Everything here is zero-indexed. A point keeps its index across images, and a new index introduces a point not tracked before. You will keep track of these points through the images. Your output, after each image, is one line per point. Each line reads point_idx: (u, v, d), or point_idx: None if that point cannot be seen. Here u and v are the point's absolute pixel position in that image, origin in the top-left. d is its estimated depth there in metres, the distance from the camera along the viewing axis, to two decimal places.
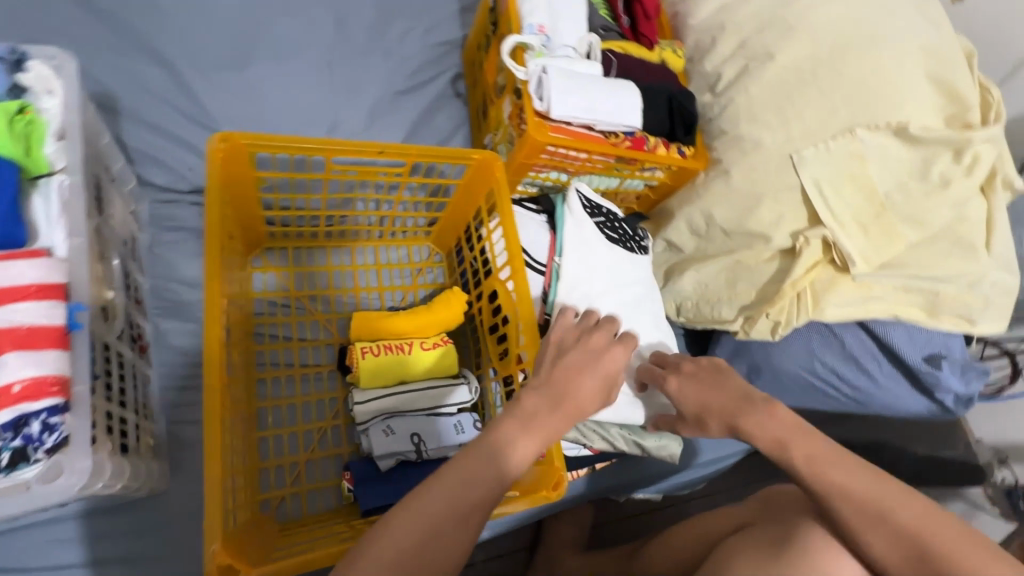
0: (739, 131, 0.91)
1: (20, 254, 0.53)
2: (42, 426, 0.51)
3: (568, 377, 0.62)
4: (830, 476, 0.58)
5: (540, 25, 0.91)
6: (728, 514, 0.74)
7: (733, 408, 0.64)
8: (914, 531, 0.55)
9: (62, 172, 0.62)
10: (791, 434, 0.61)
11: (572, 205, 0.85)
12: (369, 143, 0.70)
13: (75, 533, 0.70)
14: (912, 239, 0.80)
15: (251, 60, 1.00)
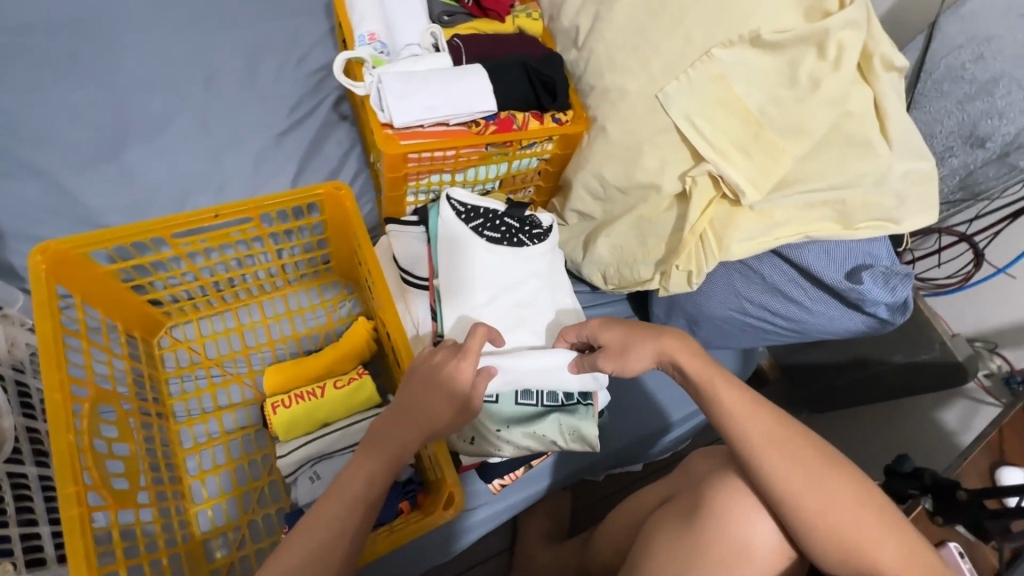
0: (605, 82, 0.86)
1: None
2: None
3: (415, 397, 0.64)
4: (742, 408, 0.62)
5: (371, 33, 0.88)
6: (657, 486, 0.76)
7: (654, 333, 0.69)
8: (810, 491, 0.58)
9: None
10: (701, 371, 0.66)
11: (445, 216, 0.84)
12: (201, 211, 0.71)
13: None
14: (798, 152, 0.73)
15: (124, 144, 1.01)
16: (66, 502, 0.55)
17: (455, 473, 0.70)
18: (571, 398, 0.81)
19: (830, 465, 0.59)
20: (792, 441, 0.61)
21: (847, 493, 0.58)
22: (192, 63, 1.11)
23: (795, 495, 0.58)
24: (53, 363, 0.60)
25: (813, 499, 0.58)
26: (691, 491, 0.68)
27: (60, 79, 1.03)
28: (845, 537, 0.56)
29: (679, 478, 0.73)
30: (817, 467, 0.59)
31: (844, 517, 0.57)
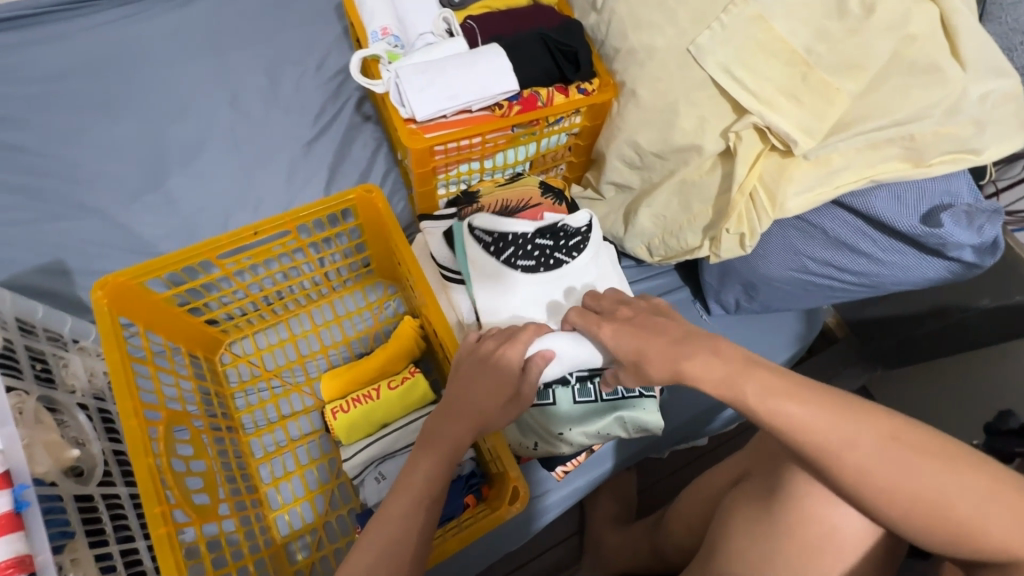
0: (630, 43, 0.81)
1: None
2: None
3: (465, 383, 0.65)
4: (801, 411, 0.51)
5: (383, 28, 0.85)
6: (726, 464, 0.73)
7: (674, 350, 0.57)
8: (902, 475, 0.48)
9: None
10: (738, 371, 0.54)
11: (473, 252, 0.81)
12: (241, 230, 0.73)
13: None
14: (854, 88, 0.66)
15: (167, 174, 1.05)
16: (154, 522, 0.58)
17: (517, 466, 0.70)
18: (631, 390, 0.77)
19: (919, 454, 0.49)
20: (864, 435, 0.50)
21: (955, 480, 0.48)
22: (218, 86, 1.14)
23: (878, 500, 0.49)
24: (126, 393, 0.64)
25: (906, 503, 0.48)
26: (766, 470, 0.65)
27: (103, 119, 1.08)
28: (955, 523, 0.47)
29: (752, 456, 0.70)
30: (903, 465, 0.48)
31: (952, 506, 0.47)
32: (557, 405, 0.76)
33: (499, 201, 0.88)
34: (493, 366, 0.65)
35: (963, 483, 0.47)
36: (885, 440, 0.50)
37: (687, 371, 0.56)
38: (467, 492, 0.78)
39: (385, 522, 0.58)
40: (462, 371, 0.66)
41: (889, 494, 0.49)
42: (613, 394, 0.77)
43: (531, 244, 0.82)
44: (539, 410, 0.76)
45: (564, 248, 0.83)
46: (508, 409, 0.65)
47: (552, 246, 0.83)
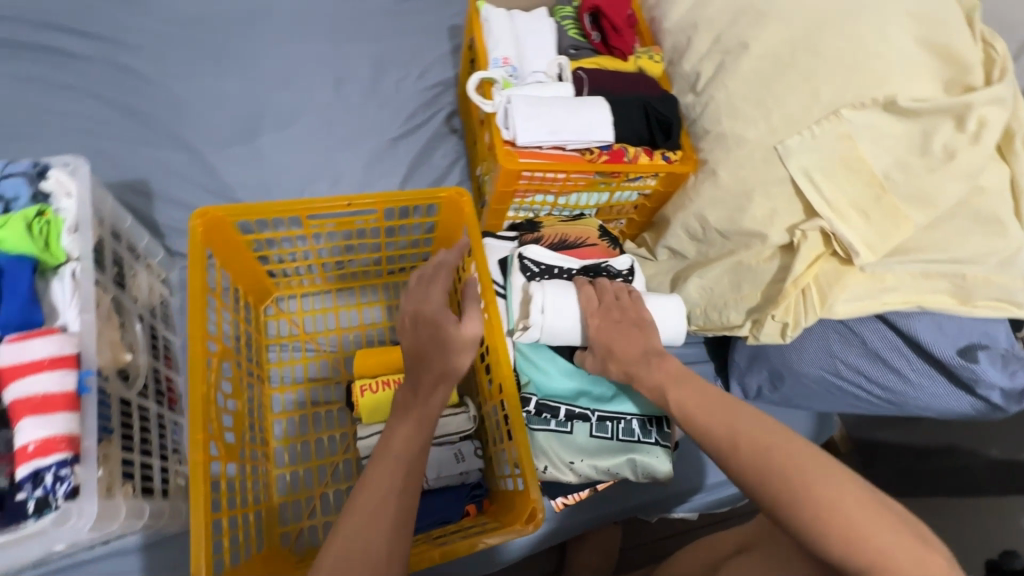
0: (722, 127, 0.88)
1: (38, 338, 0.56)
2: (53, 477, 0.52)
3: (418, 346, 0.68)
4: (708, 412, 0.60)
5: (505, 57, 0.94)
6: (729, 533, 0.73)
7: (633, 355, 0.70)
8: (765, 464, 0.53)
9: (77, 259, 0.63)
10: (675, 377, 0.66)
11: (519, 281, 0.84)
12: (336, 199, 0.77)
13: (137, 564, 0.77)
14: (922, 221, 0.72)
15: (261, 131, 1.12)
16: (195, 447, 0.61)
17: (538, 488, 0.67)
18: (648, 435, 0.79)
19: (787, 454, 0.53)
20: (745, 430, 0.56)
21: (822, 481, 0.50)
22: (328, 68, 1.22)
23: (752, 478, 0.53)
24: (197, 319, 0.67)
25: (775, 483, 0.52)
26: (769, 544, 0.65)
27: (217, 65, 1.15)
28: (818, 517, 0.48)
29: (753, 529, 0.69)
30: (780, 453, 0.53)
31: (815, 502, 0.49)
32: (573, 435, 0.78)
33: (559, 233, 0.92)
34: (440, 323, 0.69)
35: (830, 482, 0.50)
36: (762, 441, 0.55)
37: (628, 366, 0.70)
38: (470, 502, 0.82)
39: (368, 491, 0.56)
40: (411, 336, 0.70)
41: (772, 481, 0.52)
42: (631, 436, 0.79)
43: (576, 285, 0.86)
44: (555, 435, 0.78)
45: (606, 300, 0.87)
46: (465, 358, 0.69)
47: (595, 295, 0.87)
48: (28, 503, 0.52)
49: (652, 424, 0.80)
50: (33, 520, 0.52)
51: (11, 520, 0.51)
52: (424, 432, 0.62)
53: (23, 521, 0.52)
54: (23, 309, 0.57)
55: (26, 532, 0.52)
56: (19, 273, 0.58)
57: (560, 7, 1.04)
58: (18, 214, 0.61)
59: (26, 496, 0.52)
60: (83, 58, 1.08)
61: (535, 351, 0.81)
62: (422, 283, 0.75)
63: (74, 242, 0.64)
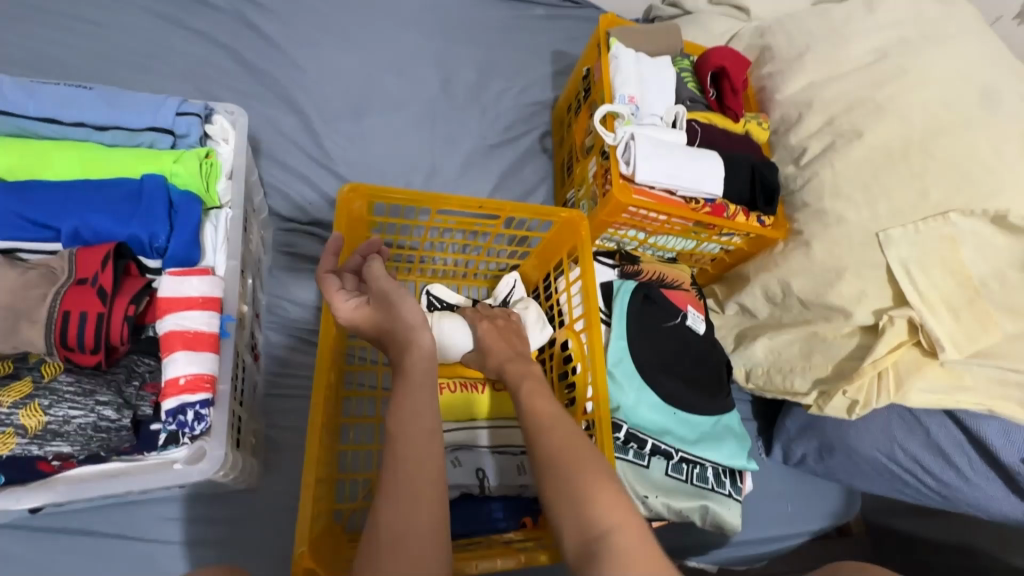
0: (822, 204, 0.92)
1: (195, 277, 0.61)
2: (193, 415, 0.57)
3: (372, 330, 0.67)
4: (573, 445, 0.59)
5: (631, 96, 0.98)
6: None
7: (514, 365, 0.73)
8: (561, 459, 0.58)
9: (228, 206, 0.69)
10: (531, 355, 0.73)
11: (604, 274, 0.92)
12: (471, 199, 0.80)
13: (190, 512, 0.76)
14: (1011, 328, 0.77)
15: (369, 113, 1.15)
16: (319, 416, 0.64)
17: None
18: (722, 485, 0.82)
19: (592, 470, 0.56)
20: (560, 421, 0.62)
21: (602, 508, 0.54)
22: (438, 66, 1.27)
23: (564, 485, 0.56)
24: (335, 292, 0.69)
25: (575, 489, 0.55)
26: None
27: (337, 40, 1.19)
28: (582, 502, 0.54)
29: None
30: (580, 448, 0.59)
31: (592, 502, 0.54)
32: (651, 470, 0.80)
33: (657, 272, 0.95)
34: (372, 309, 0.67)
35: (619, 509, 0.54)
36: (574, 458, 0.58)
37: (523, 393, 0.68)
38: (528, 514, 0.83)
39: (403, 473, 0.56)
40: (355, 319, 0.68)
41: (576, 502, 0.54)
42: (704, 482, 0.82)
43: (679, 331, 0.88)
44: (634, 467, 0.80)
45: (705, 353, 0.89)
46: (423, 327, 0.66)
47: (696, 344, 0.88)
48: (161, 434, 0.59)
49: (726, 475, 0.84)
50: (160, 450, 0.59)
51: (140, 447, 0.59)
52: (427, 399, 0.61)
53: (147, 451, 0.59)
54: (187, 246, 0.63)
55: (154, 458, 0.59)
56: (189, 210, 0.64)
57: (680, 60, 1.10)
58: (191, 152, 0.67)
59: (161, 427, 0.59)
60: (218, 10, 1.12)
61: (629, 379, 0.82)
62: (328, 295, 0.69)
63: (227, 188, 0.71)
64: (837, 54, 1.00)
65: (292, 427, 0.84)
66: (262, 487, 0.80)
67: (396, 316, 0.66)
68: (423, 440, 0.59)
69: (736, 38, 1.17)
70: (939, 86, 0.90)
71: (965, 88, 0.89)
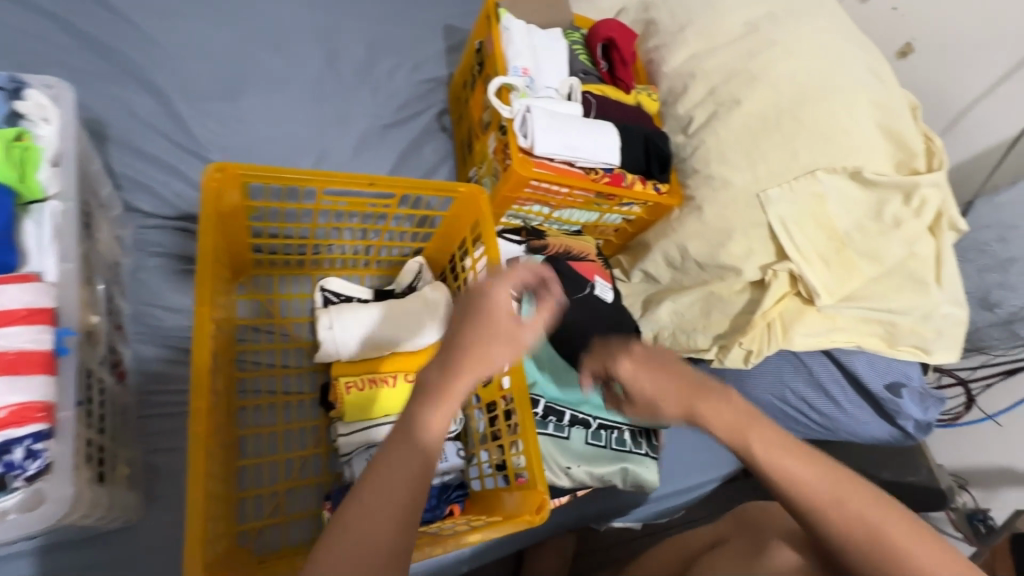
0: (710, 169, 0.97)
1: (13, 285, 0.51)
2: (25, 452, 0.49)
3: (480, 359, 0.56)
4: (734, 421, 0.64)
5: (524, 68, 0.96)
6: (706, 530, 0.79)
7: (696, 390, 0.65)
8: (751, 459, 0.63)
9: (55, 199, 0.59)
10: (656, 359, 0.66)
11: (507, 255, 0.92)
12: (359, 175, 0.74)
13: (53, 565, 0.65)
14: (871, 273, 0.86)
15: (242, 92, 1.03)
16: (196, 422, 0.53)
17: (546, 480, 0.67)
18: (638, 447, 0.86)
19: (808, 462, 0.63)
20: (765, 429, 0.65)
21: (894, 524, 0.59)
22: (320, 41, 1.17)
23: (827, 508, 0.61)
24: (207, 280, 0.58)
25: (827, 493, 0.61)
26: (749, 537, 0.71)
27: (193, 11, 1.05)
28: (828, 502, 0.61)
29: (731, 523, 0.76)
30: (762, 450, 0.63)
31: (859, 510, 0.60)
32: (570, 441, 0.83)
33: (563, 245, 0.94)
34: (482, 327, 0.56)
35: (898, 523, 0.60)
36: (785, 444, 0.64)
37: (700, 413, 0.64)
38: (453, 501, 0.82)
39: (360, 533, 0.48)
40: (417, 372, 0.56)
41: (833, 508, 0.60)
42: (622, 445, 0.86)
43: (592, 301, 0.89)
44: (554, 440, 0.83)
45: (616, 320, 0.90)
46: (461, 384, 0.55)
47: (608, 312, 0.90)
48: None
49: (642, 435, 0.88)
50: None
51: None
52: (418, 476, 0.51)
53: None
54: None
55: None
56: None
57: (571, 32, 1.09)
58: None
59: None
60: None
61: (543, 352, 0.83)
62: (461, 308, 0.59)
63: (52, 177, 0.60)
64: (713, 26, 1.05)
65: (177, 451, 0.74)
66: (145, 522, 0.70)
67: (500, 319, 0.57)
68: (394, 502, 0.50)
69: (622, 13, 1.19)
70: (802, 55, 0.97)
71: (824, 57, 0.97)
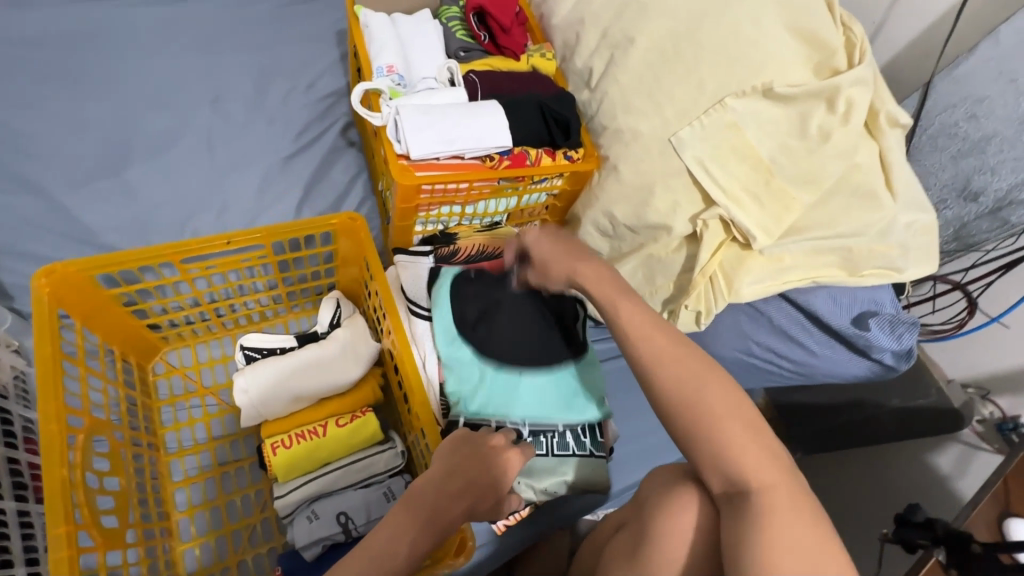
0: (617, 122, 0.88)
1: None
2: None
3: (459, 483, 0.60)
4: (664, 351, 0.59)
5: (390, 65, 0.88)
6: (617, 514, 0.73)
7: (616, 290, 0.65)
8: (675, 371, 0.57)
9: None
10: (615, 287, 0.65)
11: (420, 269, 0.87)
12: (214, 237, 0.70)
13: None
14: (808, 199, 0.75)
15: (126, 164, 1.00)
16: (55, 544, 0.51)
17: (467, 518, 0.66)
18: (582, 448, 0.82)
19: (724, 397, 0.55)
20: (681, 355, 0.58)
21: (757, 460, 0.52)
22: (202, 86, 1.11)
23: (698, 419, 0.54)
24: (50, 392, 0.57)
25: (698, 410, 0.54)
26: (639, 517, 0.63)
27: (65, 97, 1.04)
28: (705, 422, 0.54)
29: (633, 506, 0.68)
30: (666, 373, 0.57)
31: (722, 423, 0.53)
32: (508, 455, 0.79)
33: (477, 245, 0.91)
34: (473, 482, 0.60)
35: (763, 458, 0.52)
36: (699, 385, 0.56)
37: (580, 275, 0.68)
38: None
39: None
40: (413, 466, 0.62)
41: (705, 428, 0.53)
42: (565, 450, 0.81)
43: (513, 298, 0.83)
44: None
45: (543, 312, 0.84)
46: (459, 506, 0.59)
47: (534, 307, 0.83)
48: None
49: (585, 434, 0.83)
50: None
51: None
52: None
53: None
54: None
55: None
56: None
57: (446, 8, 1.00)
58: None
59: None
60: None
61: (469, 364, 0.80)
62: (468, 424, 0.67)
63: None
64: None
65: None
66: None
67: (484, 450, 0.63)
68: None
69: None
70: None
71: None
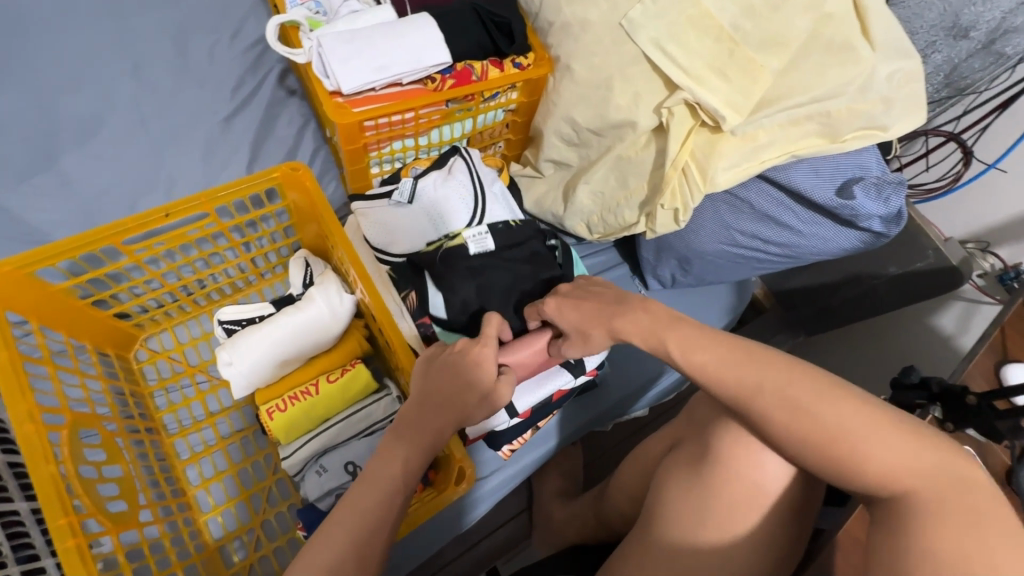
0: (563, 15, 0.79)
1: None
2: None
3: (441, 385, 0.63)
4: (858, 421, 0.51)
5: None
6: (663, 433, 0.75)
7: (755, 361, 0.57)
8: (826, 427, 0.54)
9: None
10: (748, 360, 0.57)
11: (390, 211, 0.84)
12: (150, 212, 0.67)
13: None
14: (777, 66, 0.68)
15: (59, 153, 0.95)
16: (60, 535, 0.52)
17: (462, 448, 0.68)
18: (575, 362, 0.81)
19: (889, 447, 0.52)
20: (885, 426, 0.51)
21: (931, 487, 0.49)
22: (117, 55, 1.02)
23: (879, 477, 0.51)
24: (18, 397, 0.57)
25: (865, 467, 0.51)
26: (699, 436, 0.66)
27: None
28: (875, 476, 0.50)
29: (685, 423, 0.72)
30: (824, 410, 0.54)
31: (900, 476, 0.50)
32: None
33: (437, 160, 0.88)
34: (454, 378, 0.63)
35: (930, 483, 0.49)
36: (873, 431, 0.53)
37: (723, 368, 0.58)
38: None
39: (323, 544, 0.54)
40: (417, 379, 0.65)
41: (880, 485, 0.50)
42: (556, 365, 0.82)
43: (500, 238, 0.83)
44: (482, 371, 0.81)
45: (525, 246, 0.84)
46: (452, 414, 0.62)
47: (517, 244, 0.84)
48: None
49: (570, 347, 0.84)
50: None
51: None
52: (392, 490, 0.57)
53: None
54: None
55: None
56: None
57: None
58: None
59: None
60: None
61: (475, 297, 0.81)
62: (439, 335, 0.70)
63: None
64: None
65: None
66: None
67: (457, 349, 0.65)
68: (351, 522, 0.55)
69: None
70: None
71: None
